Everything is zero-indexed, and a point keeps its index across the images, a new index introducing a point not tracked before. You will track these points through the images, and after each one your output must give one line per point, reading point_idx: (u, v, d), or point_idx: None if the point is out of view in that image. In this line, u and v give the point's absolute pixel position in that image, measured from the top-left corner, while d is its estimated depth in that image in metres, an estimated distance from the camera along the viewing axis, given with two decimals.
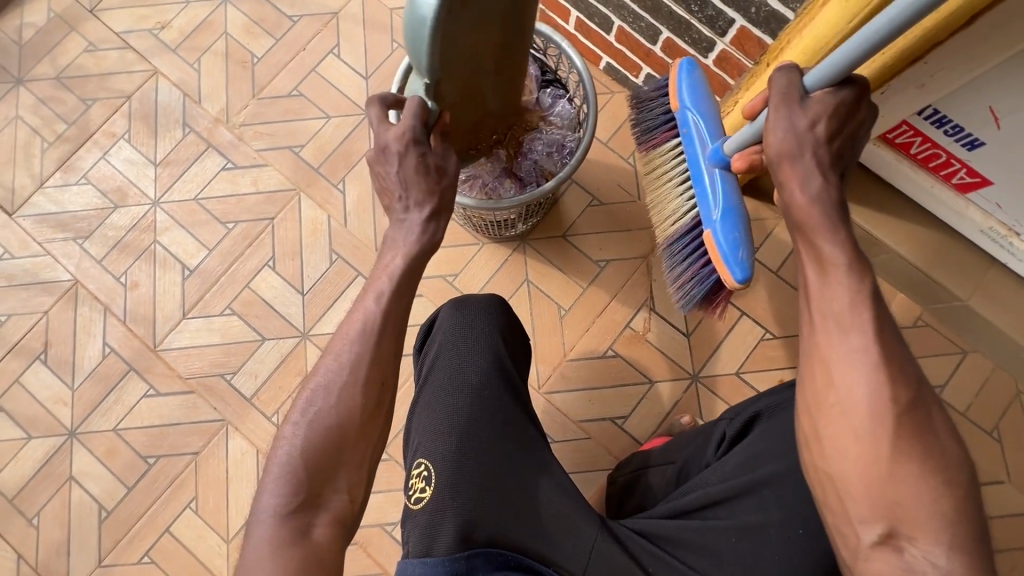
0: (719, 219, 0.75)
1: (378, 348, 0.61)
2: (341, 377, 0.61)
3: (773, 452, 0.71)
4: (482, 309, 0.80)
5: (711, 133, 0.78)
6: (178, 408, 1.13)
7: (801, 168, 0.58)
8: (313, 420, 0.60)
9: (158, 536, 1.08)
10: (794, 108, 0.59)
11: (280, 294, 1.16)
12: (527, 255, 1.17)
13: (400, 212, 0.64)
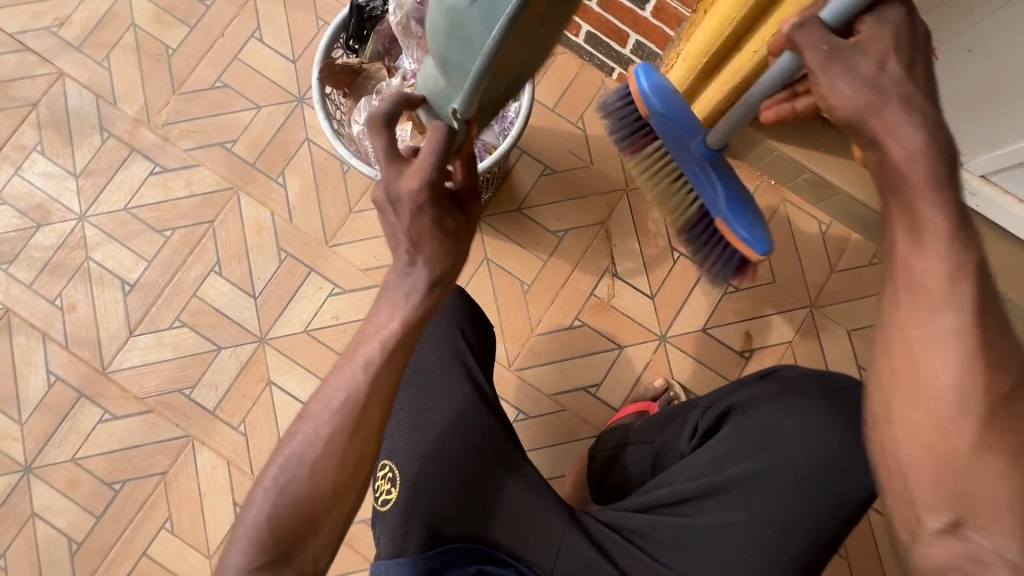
0: (725, 208, 0.80)
1: (365, 412, 0.53)
2: (319, 447, 0.53)
3: (743, 448, 0.71)
4: (447, 313, 0.75)
5: (689, 132, 0.80)
6: (138, 430, 1.08)
7: (891, 116, 0.49)
8: (281, 483, 0.53)
9: (135, 561, 1.05)
10: (848, 59, 0.51)
11: (230, 299, 1.11)
12: (484, 233, 1.14)
13: (404, 266, 0.53)
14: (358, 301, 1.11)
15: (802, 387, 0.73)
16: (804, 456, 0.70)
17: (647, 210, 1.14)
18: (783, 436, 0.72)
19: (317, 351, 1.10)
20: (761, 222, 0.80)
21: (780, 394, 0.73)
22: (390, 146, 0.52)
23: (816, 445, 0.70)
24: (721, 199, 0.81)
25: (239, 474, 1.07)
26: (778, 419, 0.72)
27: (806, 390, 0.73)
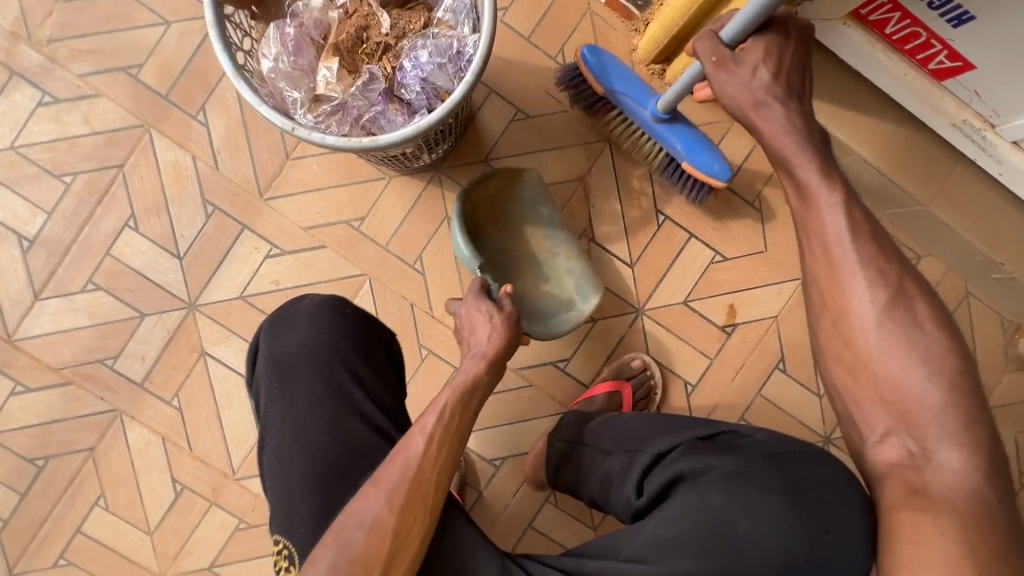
0: (686, 154, 0.85)
1: (421, 474, 0.57)
2: (383, 511, 0.54)
3: (687, 538, 0.54)
4: (313, 328, 0.72)
5: (638, 100, 0.85)
6: (57, 403, 0.97)
7: (771, 114, 0.53)
8: (347, 544, 0.54)
9: (70, 538, 0.99)
10: (733, 66, 0.55)
11: (151, 259, 0.97)
12: (445, 188, 0.99)
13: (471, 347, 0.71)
14: (300, 264, 0.98)
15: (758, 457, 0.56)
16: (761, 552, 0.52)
17: (632, 165, 1.00)
18: (734, 525, 0.53)
19: (255, 320, 0.98)
20: (720, 157, 0.85)
21: (739, 472, 0.56)
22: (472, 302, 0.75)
23: (774, 546, 0.52)
24: (678, 147, 0.85)
25: (177, 450, 0.99)
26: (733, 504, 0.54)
27: (767, 465, 0.55)
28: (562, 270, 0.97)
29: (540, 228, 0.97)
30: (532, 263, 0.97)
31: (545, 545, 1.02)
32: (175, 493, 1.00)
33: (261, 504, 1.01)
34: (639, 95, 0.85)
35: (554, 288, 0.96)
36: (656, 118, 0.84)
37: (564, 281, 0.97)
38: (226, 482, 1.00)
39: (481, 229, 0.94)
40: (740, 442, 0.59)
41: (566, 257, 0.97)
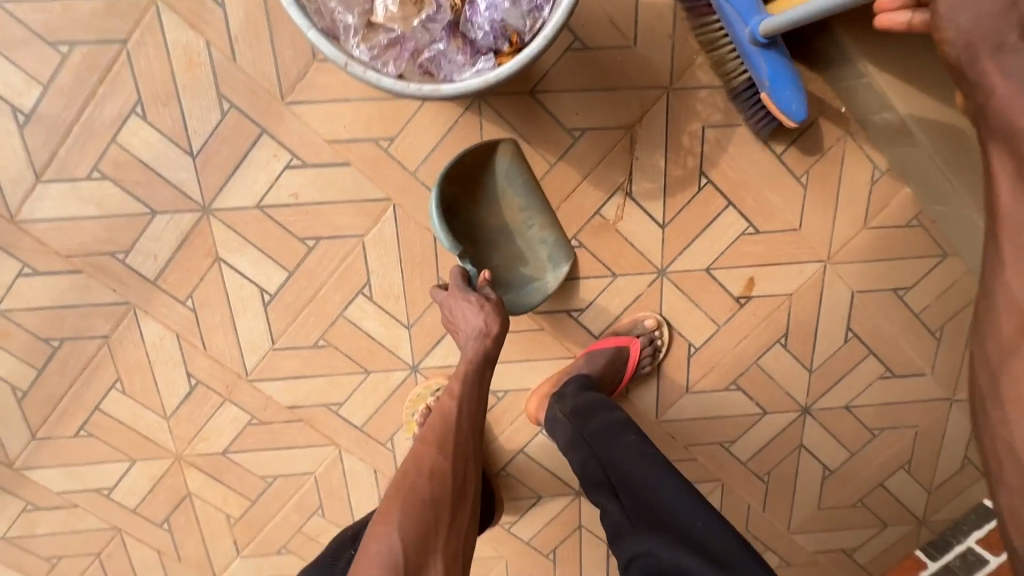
0: (769, 85, 0.78)
1: (459, 427, 0.84)
2: (439, 459, 0.80)
3: None
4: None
5: (746, 15, 0.75)
6: (68, 290, 0.96)
7: None
8: (417, 495, 0.77)
9: (90, 413, 1.04)
10: None
11: (161, 154, 0.90)
12: (484, 118, 0.91)
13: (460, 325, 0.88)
14: (322, 180, 0.93)
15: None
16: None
17: (685, 120, 0.94)
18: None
19: (272, 232, 0.95)
20: (801, 99, 0.80)
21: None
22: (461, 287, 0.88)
23: None
24: (767, 77, 0.78)
25: (191, 348, 1.01)
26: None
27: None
28: (536, 245, 0.95)
29: (511, 201, 0.93)
30: (504, 238, 0.94)
31: (531, 468, 1.13)
32: (190, 385, 1.04)
33: (272, 405, 1.06)
34: (749, 7, 0.75)
35: (526, 259, 0.95)
36: (754, 40, 0.76)
37: (534, 255, 0.95)
38: (240, 382, 1.04)
39: (459, 206, 0.91)
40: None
41: (540, 231, 0.94)
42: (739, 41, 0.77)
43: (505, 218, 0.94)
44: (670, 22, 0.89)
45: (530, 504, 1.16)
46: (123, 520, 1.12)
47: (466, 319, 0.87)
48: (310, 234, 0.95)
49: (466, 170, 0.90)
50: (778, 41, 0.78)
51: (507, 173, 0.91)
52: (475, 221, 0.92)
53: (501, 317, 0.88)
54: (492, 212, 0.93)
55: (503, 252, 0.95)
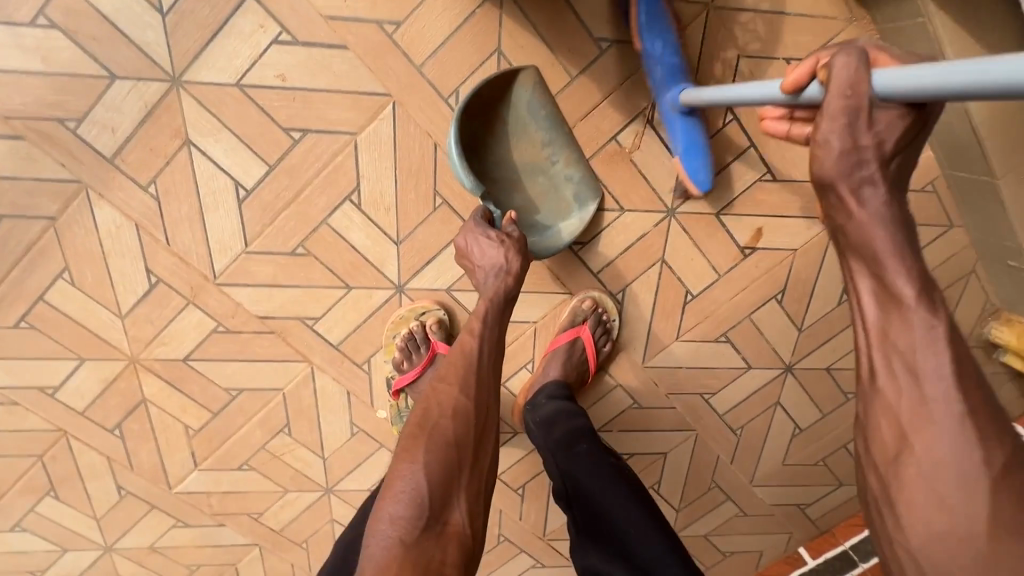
0: (681, 152, 0.85)
1: (480, 367, 0.80)
2: (461, 400, 0.77)
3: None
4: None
5: (670, 81, 0.82)
6: (8, 158, 0.83)
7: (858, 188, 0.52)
8: (440, 435, 0.74)
9: (32, 303, 0.94)
10: (863, 115, 0.50)
11: (124, 5, 0.77)
12: (505, 12, 0.82)
13: (482, 262, 0.83)
14: (314, 63, 0.82)
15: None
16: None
17: (722, 45, 0.86)
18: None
19: (253, 117, 0.84)
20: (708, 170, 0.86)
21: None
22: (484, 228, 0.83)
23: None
24: (680, 147, 0.85)
25: (152, 241, 0.91)
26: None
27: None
28: (562, 184, 0.90)
29: (535, 137, 0.87)
30: (523, 179, 0.89)
31: (510, 403, 1.10)
32: (149, 284, 0.94)
33: (242, 313, 0.98)
34: (671, 75, 0.81)
35: (551, 199, 0.90)
36: (674, 105, 0.82)
37: (562, 194, 0.91)
38: (206, 285, 0.95)
39: (477, 141, 0.85)
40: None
41: (565, 169, 0.89)
42: (663, 102, 0.83)
43: (527, 154, 0.88)
44: None
45: (505, 438, 1.14)
46: (70, 422, 1.04)
47: (489, 255, 0.83)
48: (297, 125, 0.85)
49: (485, 103, 0.84)
50: (698, 115, 0.84)
51: (528, 109, 0.85)
52: (493, 161, 0.87)
53: (523, 258, 0.84)
54: (512, 149, 0.87)
55: (526, 193, 0.90)
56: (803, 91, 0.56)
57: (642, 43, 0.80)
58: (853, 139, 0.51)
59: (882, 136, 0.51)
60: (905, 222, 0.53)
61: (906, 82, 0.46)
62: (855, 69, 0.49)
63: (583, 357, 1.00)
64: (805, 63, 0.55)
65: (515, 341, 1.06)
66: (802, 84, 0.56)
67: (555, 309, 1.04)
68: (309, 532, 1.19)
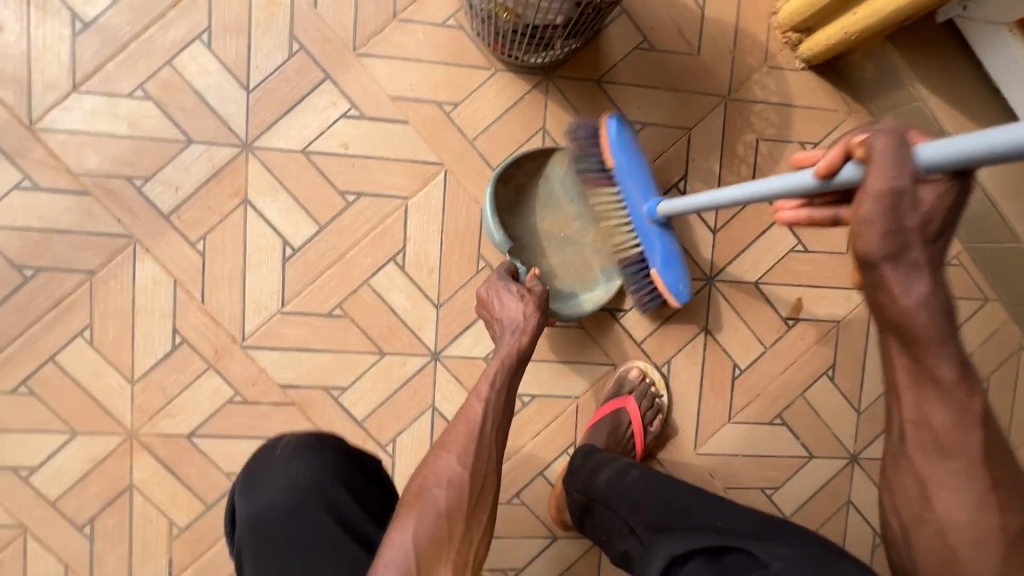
0: (660, 264, 0.83)
1: (484, 433, 0.70)
2: (457, 470, 0.67)
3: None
4: (297, 473, 0.67)
5: (644, 194, 0.82)
6: (67, 212, 0.86)
7: (906, 270, 0.43)
8: (431, 506, 0.64)
9: (40, 365, 0.87)
10: (904, 205, 0.42)
11: (215, 83, 0.86)
12: (550, 98, 0.92)
13: (501, 317, 0.82)
14: (377, 134, 0.89)
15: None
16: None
17: (742, 128, 0.96)
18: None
19: (312, 180, 0.89)
20: (687, 280, 0.85)
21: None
22: (506, 283, 0.84)
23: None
24: (659, 256, 0.82)
25: (187, 299, 0.88)
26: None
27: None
28: (588, 255, 0.93)
29: (566, 210, 0.91)
30: (552, 248, 0.92)
31: (547, 494, 0.98)
32: (172, 345, 0.89)
33: (264, 381, 0.91)
34: (643, 188, 0.82)
35: (575, 269, 0.92)
36: (652, 219, 0.82)
37: (588, 265, 0.93)
38: (232, 348, 0.90)
39: (510, 208, 0.90)
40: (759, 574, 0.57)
41: (592, 243, 0.92)
42: (637, 215, 0.83)
43: (555, 225, 0.92)
44: (733, 40, 0.95)
45: (544, 547, 0.99)
46: (36, 515, 0.89)
47: (506, 309, 0.82)
48: (352, 189, 0.90)
49: (519, 176, 0.90)
50: (671, 228, 0.84)
51: (560, 184, 0.91)
52: (523, 228, 0.91)
53: (540, 317, 0.81)
54: (541, 220, 0.92)
55: (551, 260, 0.92)
56: (837, 178, 0.49)
57: (614, 160, 0.82)
58: (898, 221, 0.42)
59: (926, 216, 0.42)
60: (946, 309, 0.43)
61: (954, 151, 0.40)
62: (896, 147, 0.42)
63: (630, 430, 0.93)
64: (835, 149, 0.48)
65: (557, 419, 0.98)
66: (835, 170, 0.49)
67: (598, 381, 0.98)
68: None
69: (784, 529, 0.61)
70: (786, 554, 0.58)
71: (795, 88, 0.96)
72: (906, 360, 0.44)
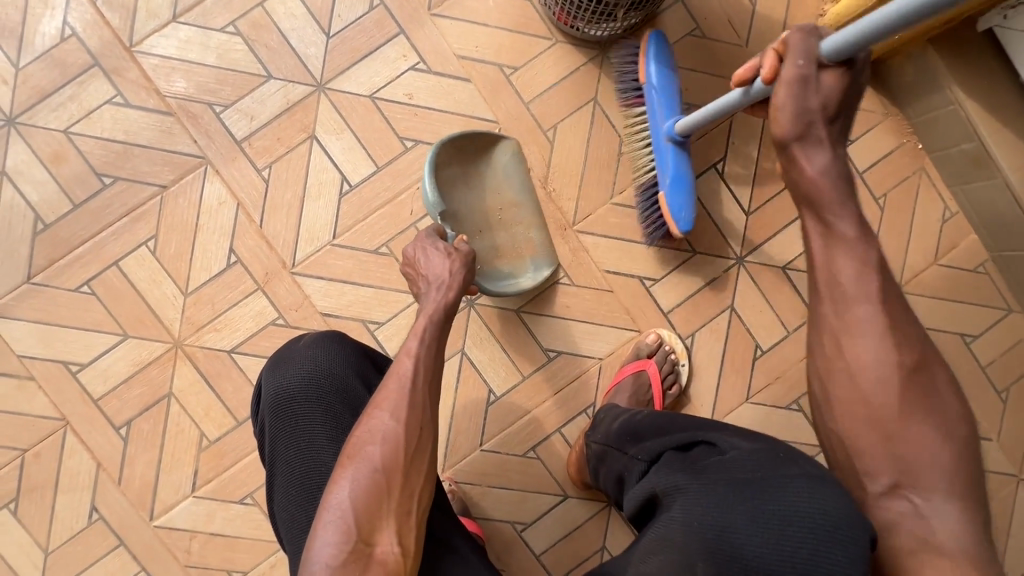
0: (669, 183, 0.86)
1: (414, 387, 0.66)
2: (391, 425, 0.63)
3: (716, 484, 0.48)
4: (314, 359, 0.75)
5: (670, 111, 0.87)
6: (150, 130, 0.93)
7: (812, 144, 0.56)
8: (365, 462, 0.60)
9: (103, 268, 0.93)
10: (809, 86, 0.55)
11: (298, 27, 0.94)
12: (603, 71, 0.98)
13: (429, 277, 0.77)
14: (440, 87, 0.96)
15: (733, 479, 0.47)
16: (795, 516, 0.44)
17: None
18: (732, 529, 0.45)
19: (375, 123, 0.95)
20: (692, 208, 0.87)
21: (704, 497, 0.48)
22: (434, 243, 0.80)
23: (795, 501, 0.44)
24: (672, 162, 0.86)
25: (246, 221, 0.95)
26: (735, 518, 0.45)
27: (731, 487, 0.47)
28: (522, 241, 0.96)
29: (505, 195, 0.94)
30: (487, 230, 0.93)
31: (564, 455, 1.00)
32: (227, 263, 0.95)
33: (307, 307, 0.96)
34: (666, 102, 0.87)
35: (509, 253, 0.95)
36: (670, 135, 0.86)
37: (519, 252, 0.95)
38: (282, 273, 0.95)
39: (450, 184, 0.90)
40: (712, 461, 0.50)
41: (525, 231, 0.95)
42: (658, 132, 0.87)
43: (495, 206, 0.94)
44: (780, 35, 1.01)
45: (555, 506, 1.00)
46: (79, 410, 0.94)
47: (434, 268, 0.78)
48: (411, 136, 0.96)
49: (468, 152, 0.91)
50: (688, 147, 0.87)
51: (504, 169, 0.94)
52: (462, 206, 0.91)
53: (467, 274, 0.79)
54: (482, 199, 0.93)
55: (486, 240, 0.94)
56: (754, 82, 0.63)
57: (647, 73, 0.87)
58: (805, 100, 0.55)
59: (827, 97, 0.56)
60: (846, 175, 0.57)
61: (838, 41, 0.53)
62: (807, 40, 0.55)
63: (648, 392, 0.95)
64: (748, 66, 0.62)
65: (579, 378, 1.00)
66: (777, 75, 0.58)
67: (622, 345, 1.01)
68: None
69: (748, 429, 0.53)
70: (743, 445, 0.50)
71: None
72: (818, 226, 0.56)
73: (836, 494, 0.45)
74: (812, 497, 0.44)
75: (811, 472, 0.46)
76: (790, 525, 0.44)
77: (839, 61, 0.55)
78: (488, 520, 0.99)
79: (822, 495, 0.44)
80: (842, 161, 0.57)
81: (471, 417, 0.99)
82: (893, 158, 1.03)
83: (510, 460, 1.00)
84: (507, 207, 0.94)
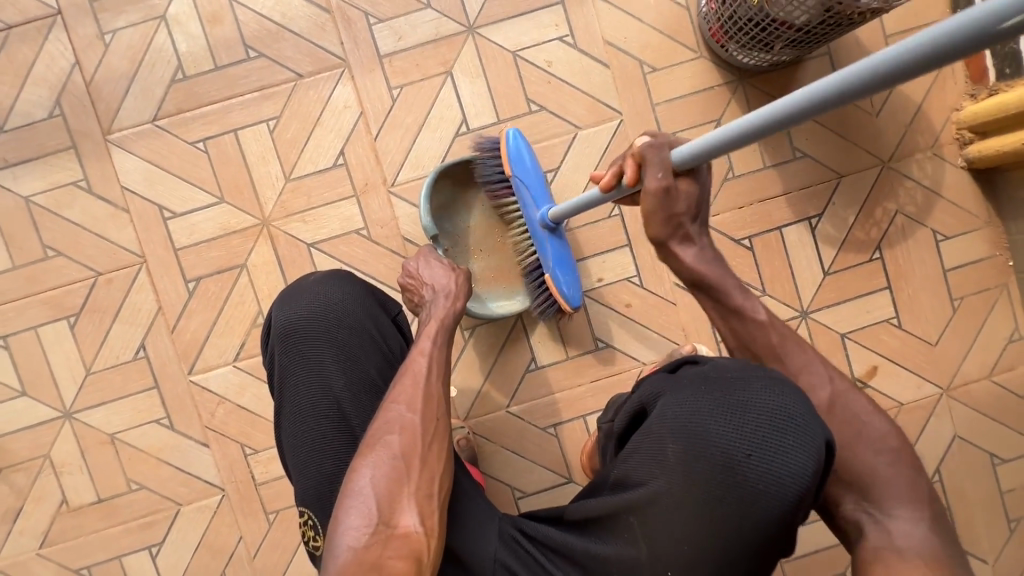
0: (551, 265, 0.84)
1: (429, 383, 0.66)
2: (408, 416, 0.63)
3: (692, 386, 0.58)
4: (329, 294, 0.78)
5: (538, 201, 0.83)
6: (305, 19, 0.98)
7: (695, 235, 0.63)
8: (385, 450, 0.60)
9: (222, 131, 0.98)
10: (668, 184, 0.59)
11: None
12: (736, 97, 1.01)
13: (436, 291, 0.80)
14: (578, 65, 0.99)
15: (708, 377, 0.58)
16: (755, 401, 0.54)
17: (887, 194, 1.03)
18: (703, 418, 0.55)
19: (510, 79, 0.99)
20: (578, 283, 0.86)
21: (680, 391, 0.58)
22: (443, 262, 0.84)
23: (758, 392, 0.55)
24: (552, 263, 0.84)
25: (363, 130, 0.99)
26: (704, 405, 0.56)
27: (702, 384, 0.58)
28: (508, 266, 0.95)
29: (501, 215, 0.94)
30: (479, 250, 0.95)
31: (581, 441, 1.03)
32: (333, 163, 0.99)
33: (391, 228, 0.99)
34: (540, 195, 0.84)
35: (496, 277, 0.96)
36: (542, 223, 0.83)
37: (510, 276, 0.96)
38: (379, 188, 0.99)
39: (446, 203, 0.94)
40: (691, 368, 0.62)
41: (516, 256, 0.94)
42: (530, 221, 0.84)
43: (486, 230, 0.95)
44: (913, 116, 1.03)
45: (558, 486, 1.03)
46: (158, 253, 0.99)
47: (436, 277, 0.82)
48: (538, 101, 0.99)
49: (467, 173, 0.94)
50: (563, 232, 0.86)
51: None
52: (461, 225, 0.95)
53: (470, 286, 0.83)
54: (474, 221, 0.95)
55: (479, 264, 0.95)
56: (620, 187, 0.64)
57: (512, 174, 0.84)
58: (672, 207, 0.60)
59: (691, 198, 0.61)
60: (716, 257, 0.64)
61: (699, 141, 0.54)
62: (660, 151, 0.59)
63: None
64: (610, 171, 0.64)
65: (618, 375, 1.03)
66: (639, 180, 0.61)
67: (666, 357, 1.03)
68: (285, 501, 1.01)
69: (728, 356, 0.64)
70: (718, 360, 0.61)
71: (948, 182, 1.04)
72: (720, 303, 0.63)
73: (786, 390, 0.55)
74: (770, 389, 0.55)
75: (770, 372, 0.57)
76: (747, 411, 0.54)
77: (690, 165, 0.57)
78: (492, 478, 1.03)
79: (780, 391, 0.55)
80: (708, 247, 0.64)
81: (506, 378, 1.03)
82: (981, 267, 1.04)
83: (529, 429, 1.03)
84: (496, 230, 0.95)
